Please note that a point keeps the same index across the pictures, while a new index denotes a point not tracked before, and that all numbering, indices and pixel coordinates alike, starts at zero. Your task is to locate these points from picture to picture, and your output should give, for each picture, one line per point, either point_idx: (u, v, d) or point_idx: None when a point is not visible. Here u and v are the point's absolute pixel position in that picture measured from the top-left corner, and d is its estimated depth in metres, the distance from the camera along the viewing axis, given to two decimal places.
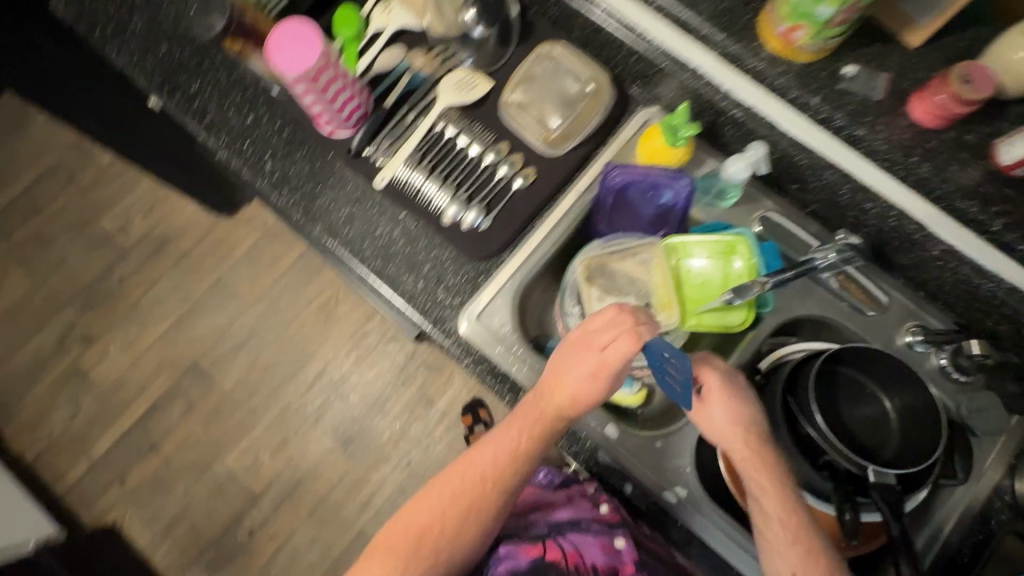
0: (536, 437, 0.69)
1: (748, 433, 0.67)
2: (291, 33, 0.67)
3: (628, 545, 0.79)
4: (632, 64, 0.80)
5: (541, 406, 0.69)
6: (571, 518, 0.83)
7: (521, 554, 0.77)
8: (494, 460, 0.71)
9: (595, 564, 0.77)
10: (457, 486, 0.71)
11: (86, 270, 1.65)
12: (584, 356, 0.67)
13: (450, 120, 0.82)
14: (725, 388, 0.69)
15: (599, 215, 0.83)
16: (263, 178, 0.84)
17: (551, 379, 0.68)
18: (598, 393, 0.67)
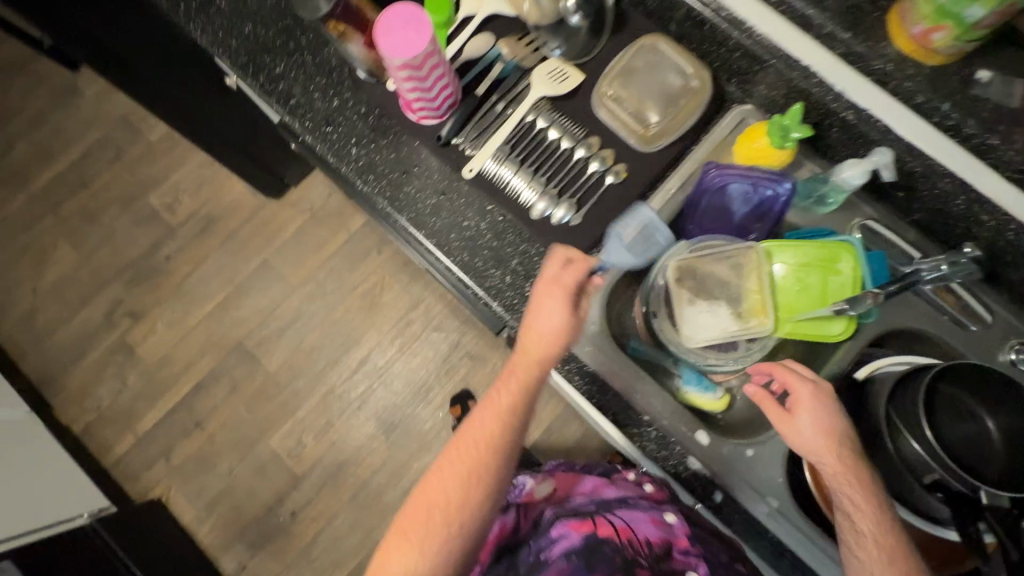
0: (523, 390, 0.71)
1: (839, 447, 0.65)
2: (400, 18, 0.64)
3: (679, 522, 0.75)
4: (733, 60, 0.78)
5: (523, 356, 0.71)
6: (620, 496, 0.79)
7: (571, 533, 0.72)
8: (486, 425, 0.71)
9: (649, 538, 0.73)
10: (455, 460, 0.71)
11: (133, 246, 1.65)
12: (550, 294, 0.70)
13: (542, 112, 0.81)
14: (814, 398, 0.67)
15: (690, 215, 0.81)
16: (349, 164, 0.82)
17: (528, 328, 0.70)
18: (576, 326, 0.69)
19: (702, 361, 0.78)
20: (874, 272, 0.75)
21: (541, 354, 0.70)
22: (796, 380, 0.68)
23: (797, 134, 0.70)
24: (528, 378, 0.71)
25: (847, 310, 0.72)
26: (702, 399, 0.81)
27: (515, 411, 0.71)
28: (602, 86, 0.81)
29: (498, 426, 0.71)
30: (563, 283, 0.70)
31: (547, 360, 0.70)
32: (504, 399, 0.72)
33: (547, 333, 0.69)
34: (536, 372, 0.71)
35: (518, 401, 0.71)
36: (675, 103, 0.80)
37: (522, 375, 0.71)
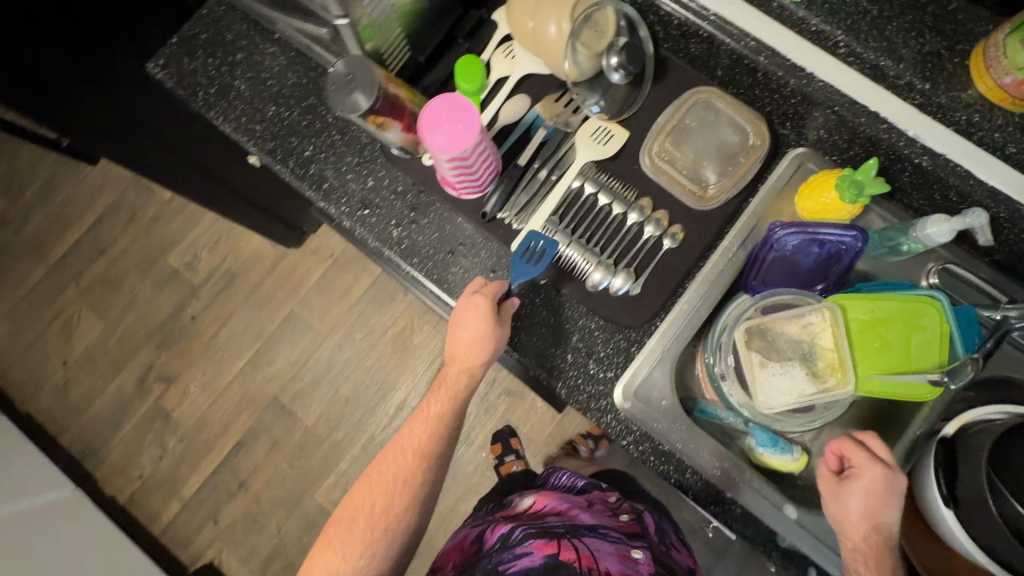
0: (449, 400, 0.78)
1: (873, 530, 0.64)
2: (444, 109, 0.62)
3: (644, 560, 0.86)
4: (788, 106, 0.73)
5: (450, 366, 0.76)
6: (588, 525, 0.89)
7: (535, 552, 0.81)
8: (416, 434, 0.78)
9: (609, 569, 0.81)
10: (387, 467, 0.78)
11: (158, 309, 1.64)
12: (472, 307, 0.71)
13: (589, 176, 0.77)
14: (879, 483, 0.64)
15: (752, 271, 0.77)
16: (392, 247, 0.79)
17: (453, 338, 0.73)
18: (499, 335, 0.71)
19: (779, 424, 0.75)
20: (964, 331, 0.70)
21: (464, 362, 0.74)
22: (866, 462, 0.65)
23: (872, 190, 0.66)
24: (453, 386, 0.77)
25: (946, 381, 0.67)
26: (779, 461, 0.75)
27: (444, 419, 0.78)
28: (651, 143, 0.78)
29: (427, 434, 0.78)
30: (485, 297, 0.71)
31: (469, 370, 0.75)
32: (434, 406, 0.78)
33: (466, 342, 0.72)
34: (460, 382, 0.77)
35: (444, 409, 0.78)
36: (732, 159, 0.77)
37: (448, 383, 0.77)
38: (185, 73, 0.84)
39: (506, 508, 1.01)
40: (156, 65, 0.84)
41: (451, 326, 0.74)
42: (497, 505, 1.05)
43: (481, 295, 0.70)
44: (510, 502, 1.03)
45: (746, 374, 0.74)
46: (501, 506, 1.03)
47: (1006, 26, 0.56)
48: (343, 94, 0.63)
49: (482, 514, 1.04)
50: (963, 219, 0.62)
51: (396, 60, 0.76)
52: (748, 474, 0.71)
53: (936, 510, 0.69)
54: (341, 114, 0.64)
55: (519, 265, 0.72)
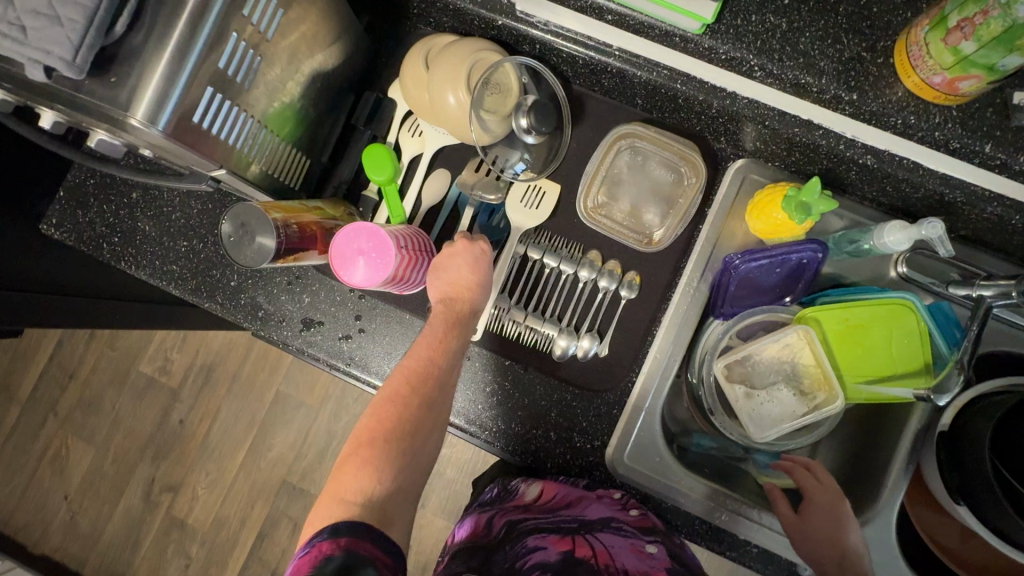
0: (457, 327, 0.64)
1: (846, 556, 0.63)
2: (355, 244, 0.57)
3: (663, 554, 0.64)
4: (715, 124, 0.69)
5: (451, 303, 0.65)
6: (601, 516, 0.67)
7: (550, 547, 0.63)
8: (431, 361, 0.61)
9: (626, 568, 0.61)
10: (406, 393, 0.59)
11: (144, 420, 1.60)
12: (469, 250, 0.67)
13: (530, 242, 0.74)
14: (830, 506, 0.66)
15: (720, 299, 0.71)
16: (346, 361, 0.75)
17: (451, 280, 0.65)
18: (489, 275, 0.68)
19: (779, 447, 0.73)
20: (942, 327, 0.68)
21: (470, 302, 0.66)
22: (811, 485, 0.68)
23: (822, 208, 0.61)
24: (460, 321, 0.65)
25: (931, 399, 0.63)
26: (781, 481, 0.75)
27: (457, 354, 0.63)
28: (585, 192, 0.75)
29: (446, 362, 0.61)
30: (485, 248, 0.69)
31: (475, 311, 0.66)
32: (445, 338, 0.63)
33: (469, 279, 0.66)
34: (464, 317, 0.65)
35: (452, 344, 0.63)
36: (670, 199, 0.76)
37: (450, 322, 0.64)
38: (82, 227, 0.78)
39: (508, 492, 0.74)
40: (48, 225, 0.78)
41: (430, 279, 0.67)
42: (499, 484, 0.78)
43: (485, 241, 0.68)
44: (510, 483, 0.76)
45: (732, 406, 0.71)
46: (502, 488, 0.76)
47: (924, 21, 0.51)
48: (243, 246, 0.58)
49: (482, 495, 0.79)
50: (919, 229, 0.60)
51: (298, 170, 0.71)
52: (755, 512, 0.70)
53: (951, 506, 0.66)
54: (251, 265, 0.58)
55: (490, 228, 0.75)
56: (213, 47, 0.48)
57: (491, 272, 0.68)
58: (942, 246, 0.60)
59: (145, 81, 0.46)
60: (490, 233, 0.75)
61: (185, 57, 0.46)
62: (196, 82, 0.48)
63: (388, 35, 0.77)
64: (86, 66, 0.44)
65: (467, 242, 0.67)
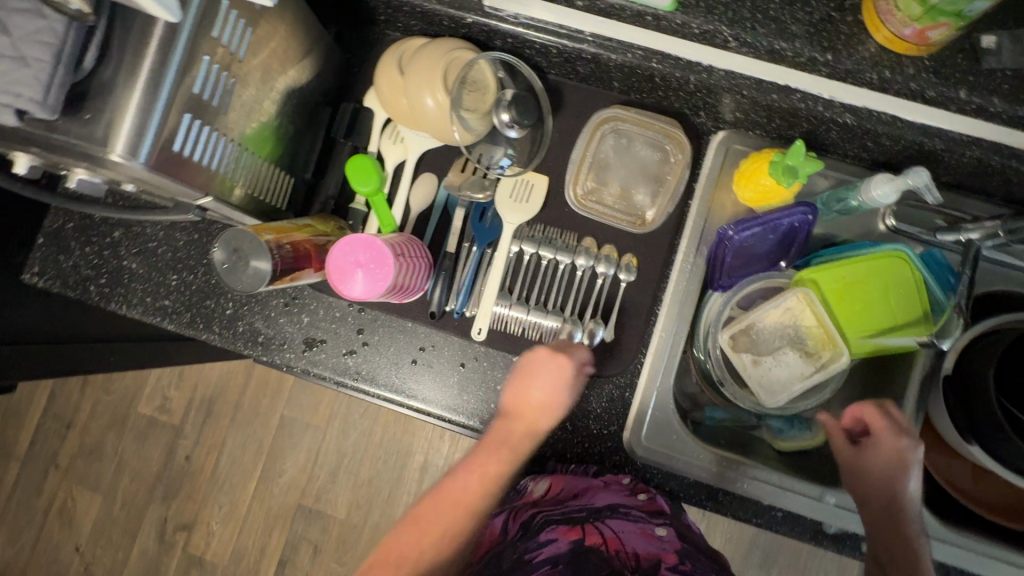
0: (511, 458, 0.66)
1: (892, 500, 0.66)
2: (352, 257, 0.56)
3: (673, 537, 0.67)
4: (694, 98, 0.70)
5: (516, 425, 0.66)
6: (609, 503, 0.68)
7: (560, 538, 0.64)
8: (467, 495, 0.65)
9: (637, 552, 0.63)
10: (429, 528, 0.63)
11: (149, 462, 1.57)
12: (546, 373, 0.66)
13: (524, 236, 0.74)
14: (895, 450, 0.66)
15: (717, 270, 0.72)
16: (353, 376, 0.73)
17: (520, 403, 0.66)
18: (566, 400, 0.67)
19: (794, 409, 0.74)
20: (934, 273, 0.69)
21: (531, 426, 0.66)
22: (880, 429, 0.67)
23: (808, 170, 0.62)
24: (513, 446, 0.66)
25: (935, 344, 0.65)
26: (798, 442, 0.76)
27: (501, 483, 0.66)
28: (573, 182, 0.75)
29: (480, 493, 0.65)
30: (566, 365, 0.67)
31: (533, 435, 0.67)
32: (493, 469, 0.66)
33: (541, 403, 0.66)
34: (522, 442, 0.66)
35: (497, 474, 0.65)
36: (658, 178, 0.76)
37: (508, 448, 0.66)
38: (66, 271, 0.76)
39: (516, 492, 0.75)
40: (30, 274, 0.76)
41: (512, 381, 0.67)
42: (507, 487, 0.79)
43: (567, 360, 0.66)
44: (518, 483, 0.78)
45: (741, 375, 0.72)
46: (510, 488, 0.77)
47: None
48: (235, 271, 0.57)
49: None
50: (906, 179, 0.60)
51: (283, 191, 0.70)
52: (776, 477, 0.71)
53: (964, 448, 0.69)
54: (246, 290, 0.57)
55: (483, 229, 0.74)
56: (185, 73, 0.47)
57: (568, 397, 0.67)
58: (929, 195, 0.61)
59: (120, 114, 0.45)
60: (484, 237, 0.73)
61: (159, 85, 0.45)
62: (172, 110, 0.47)
63: (357, 43, 0.76)
64: (58, 106, 0.43)
65: (550, 363, 0.66)
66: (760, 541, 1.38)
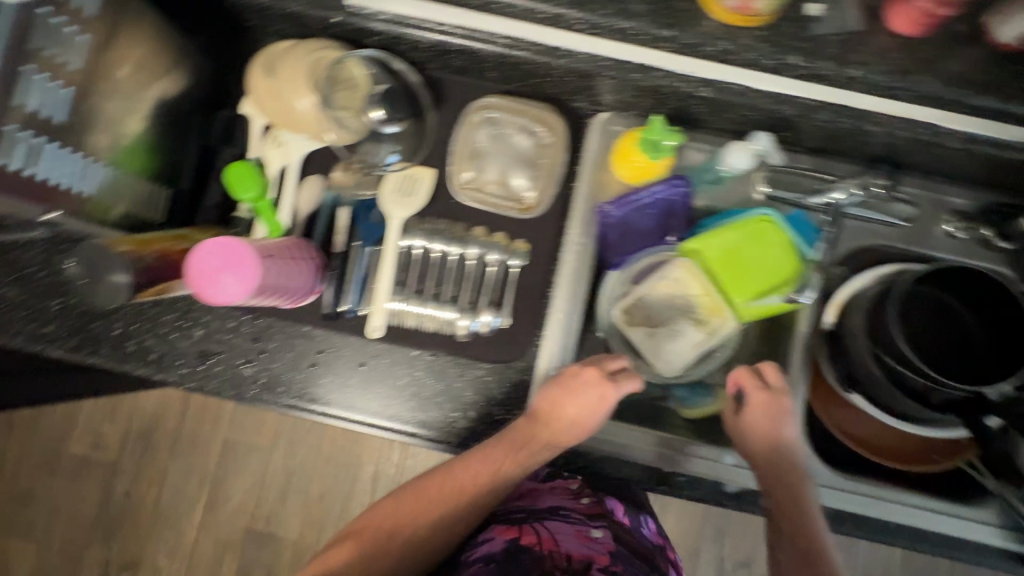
0: (525, 458, 0.68)
1: (776, 450, 0.69)
2: (215, 259, 0.55)
3: (607, 538, 0.71)
4: (568, 82, 0.72)
5: (541, 432, 0.68)
6: (551, 506, 0.75)
7: (496, 537, 0.69)
8: (473, 483, 0.67)
9: (570, 552, 0.67)
10: (438, 495, 0.68)
11: (85, 503, 1.51)
12: (589, 395, 0.68)
13: (412, 230, 0.73)
14: (769, 404, 0.70)
15: (608, 251, 0.76)
16: (251, 387, 0.72)
17: (552, 412, 0.68)
18: (596, 422, 0.69)
19: (692, 376, 0.76)
20: (798, 231, 0.72)
21: (551, 438, 0.68)
22: (754, 388, 0.71)
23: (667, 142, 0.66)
24: (532, 448, 0.68)
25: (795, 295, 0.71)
26: (702, 408, 0.78)
27: (509, 478, 0.67)
28: (457, 174, 0.75)
29: (489, 483, 0.67)
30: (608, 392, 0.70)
31: (551, 445, 0.69)
32: (506, 463, 0.67)
33: (573, 419, 0.68)
34: (540, 447, 0.68)
35: (507, 470, 0.67)
36: (533, 163, 0.77)
37: (525, 447, 0.68)
38: None
39: None
40: None
41: (551, 386, 0.69)
42: None
43: (614, 390, 0.69)
44: None
45: (640, 348, 0.75)
46: None
47: None
48: (94, 286, 0.55)
49: None
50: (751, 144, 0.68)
51: (160, 207, 0.69)
52: (676, 443, 0.72)
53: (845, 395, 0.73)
54: (108, 304, 0.55)
55: (371, 225, 0.73)
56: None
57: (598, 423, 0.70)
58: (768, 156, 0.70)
59: None
60: (371, 233, 0.73)
61: None
62: None
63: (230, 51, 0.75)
64: None
65: (599, 390, 0.69)
66: (710, 518, 1.40)
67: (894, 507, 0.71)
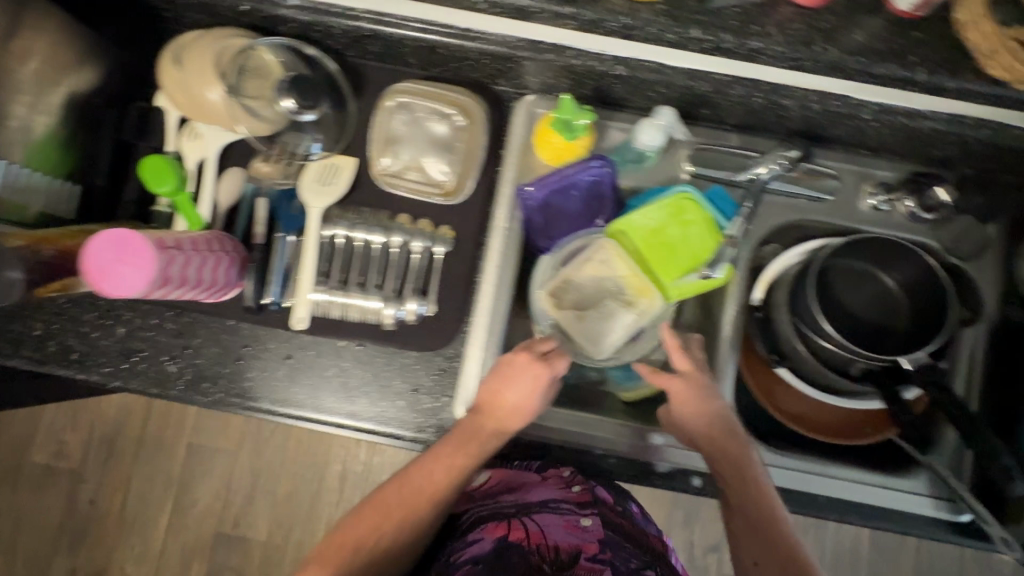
0: (476, 449, 0.66)
1: (711, 433, 0.67)
2: (114, 250, 0.54)
3: (597, 527, 0.68)
4: (486, 65, 0.71)
5: (486, 421, 0.67)
6: (542, 497, 0.70)
7: (484, 537, 0.66)
8: (431, 482, 0.64)
9: (558, 544, 0.65)
10: (397, 506, 0.63)
11: (50, 512, 1.49)
12: (530, 379, 0.67)
13: (334, 219, 0.73)
14: (691, 387, 0.67)
15: (534, 235, 0.75)
16: (176, 383, 0.71)
17: (496, 400, 0.66)
18: (541, 404, 0.68)
19: (623, 358, 0.76)
20: (721, 209, 0.72)
21: (500, 425, 0.67)
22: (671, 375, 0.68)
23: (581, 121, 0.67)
24: (480, 442, 0.66)
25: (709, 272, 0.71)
26: (637, 391, 0.79)
27: (465, 472, 0.65)
28: (378, 161, 0.74)
29: (444, 483, 0.64)
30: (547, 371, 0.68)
31: (500, 433, 0.67)
32: (457, 457, 0.65)
33: (516, 406, 0.67)
34: (492, 436, 0.67)
35: (461, 463, 0.65)
36: (449, 146, 0.76)
37: (476, 438, 0.66)
38: None
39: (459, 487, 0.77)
40: None
41: (493, 377, 0.67)
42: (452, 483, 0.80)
43: (547, 365, 0.67)
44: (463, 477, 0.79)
45: (569, 333, 0.74)
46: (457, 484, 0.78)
47: None
48: None
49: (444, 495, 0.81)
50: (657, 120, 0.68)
51: (70, 203, 0.68)
52: None
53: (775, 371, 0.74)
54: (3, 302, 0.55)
55: (291, 215, 0.73)
56: None
57: (543, 404, 0.69)
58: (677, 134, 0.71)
59: None
60: (291, 223, 0.72)
61: None
62: None
63: None
64: None
65: (534, 370, 0.67)
66: (677, 504, 1.40)
67: (820, 480, 0.72)
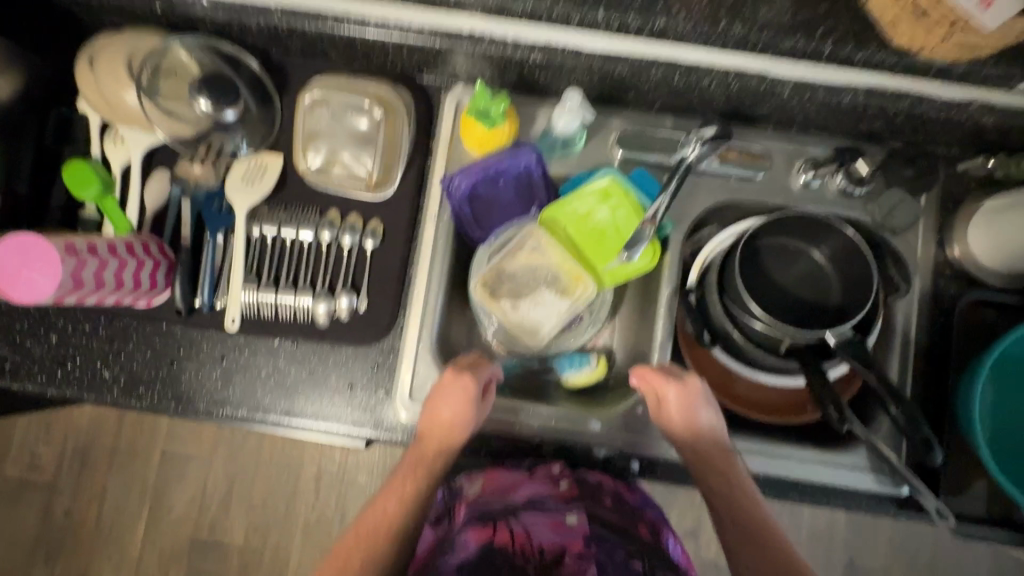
0: (426, 470, 0.64)
1: (696, 441, 0.65)
2: (16, 251, 0.57)
3: (582, 523, 0.68)
4: (408, 57, 0.71)
5: (427, 440, 0.65)
6: (529, 496, 0.70)
7: (470, 538, 0.66)
8: (387, 513, 0.61)
9: (542, 545, 0.66)
10: (352, 553, 0.59)
11: (25, 525, 1.49)
12: (462, 394, 0.64)
13: (263, 218, 0.73)
14: (680, 399, 0.65)
15: (466, 227, 0.74)
16: (110, 389, 0.71)
17: (433, 419, 0.64)
18: (480, 414, 0.66)
19: (560, 345, 0.76)
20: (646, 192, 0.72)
21: (444, 442, 0.64)
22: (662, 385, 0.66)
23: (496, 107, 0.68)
24: (429, 464, 0.64)
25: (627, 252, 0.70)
26: (582, 377, 0.76)
27: (423, 497, 0.63)
28: (303, 158, 0.74)
29: (400, 514, 0.61)
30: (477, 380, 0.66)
31: (449, 449, 0.65)
32: (411, 483, 0.63)
33: (451, 420, 0.64)
34: (440, 453, 0.64)
35: (418, 486, 0.63)
36: (372, 139, 0.75)
37: (428, 458, 0.64)
38: None
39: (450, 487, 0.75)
40: None
41: (427, 400, 0.66)
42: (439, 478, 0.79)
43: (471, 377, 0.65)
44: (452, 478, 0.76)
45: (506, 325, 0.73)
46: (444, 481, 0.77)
47: None
48: None
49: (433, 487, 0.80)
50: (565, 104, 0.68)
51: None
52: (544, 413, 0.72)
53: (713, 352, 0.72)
54: None
55: (218, 215, 0.72)
56: None
57: (481, 413, 0.66)
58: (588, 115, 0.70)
59: None
60: (217, 224, 0.72)
61: None
62: None
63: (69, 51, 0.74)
64: None
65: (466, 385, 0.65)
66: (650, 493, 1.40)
67: (761, 460, 0.71)
